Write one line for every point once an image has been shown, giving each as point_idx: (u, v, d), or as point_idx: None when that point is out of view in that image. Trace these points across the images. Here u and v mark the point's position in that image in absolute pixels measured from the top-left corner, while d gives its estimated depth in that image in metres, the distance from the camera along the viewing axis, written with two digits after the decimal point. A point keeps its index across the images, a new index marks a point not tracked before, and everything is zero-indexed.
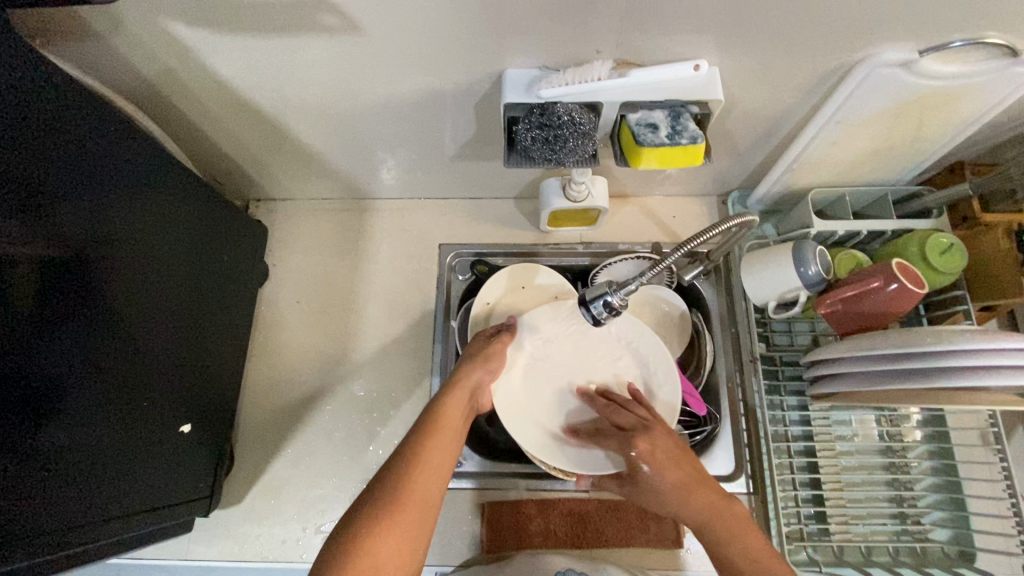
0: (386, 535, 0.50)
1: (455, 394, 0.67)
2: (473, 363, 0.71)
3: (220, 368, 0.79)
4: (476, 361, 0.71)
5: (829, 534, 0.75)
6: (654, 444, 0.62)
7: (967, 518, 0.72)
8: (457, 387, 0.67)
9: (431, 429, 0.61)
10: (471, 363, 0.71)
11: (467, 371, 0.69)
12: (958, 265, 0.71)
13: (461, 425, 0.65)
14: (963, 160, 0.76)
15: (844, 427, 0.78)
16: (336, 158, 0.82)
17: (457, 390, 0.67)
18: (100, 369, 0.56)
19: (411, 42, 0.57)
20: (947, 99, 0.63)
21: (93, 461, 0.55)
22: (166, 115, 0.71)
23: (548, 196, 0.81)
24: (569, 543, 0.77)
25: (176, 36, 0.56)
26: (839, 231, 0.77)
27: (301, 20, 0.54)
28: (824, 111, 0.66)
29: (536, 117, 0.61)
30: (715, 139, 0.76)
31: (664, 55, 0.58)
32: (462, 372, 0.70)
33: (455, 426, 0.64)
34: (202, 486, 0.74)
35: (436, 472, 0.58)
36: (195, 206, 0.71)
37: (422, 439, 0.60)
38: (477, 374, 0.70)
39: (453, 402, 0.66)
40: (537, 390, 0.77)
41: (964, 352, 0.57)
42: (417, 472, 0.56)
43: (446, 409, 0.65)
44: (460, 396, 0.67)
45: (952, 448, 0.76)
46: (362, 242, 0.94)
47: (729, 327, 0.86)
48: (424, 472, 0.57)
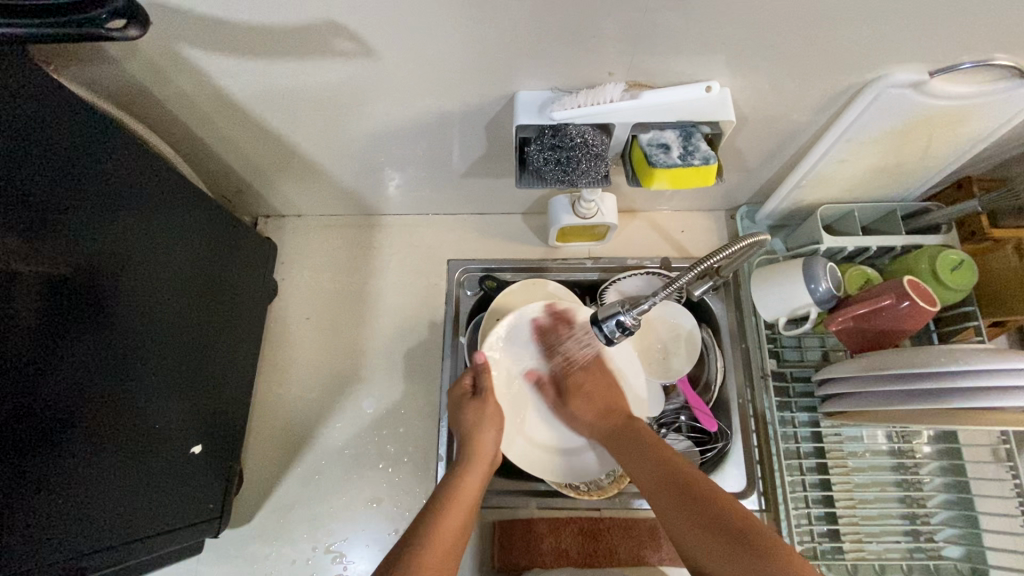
0: None
1: (471, 471, 0.66)
2: (488, 430, 0.70)
3: (230, 388, 0.78)
4: (482, 422, 0.70)
5: (842, 552, 0.74)
6: (587, 379, 0.76)
7: (981, 535, 0.72)
8: (474, 463, 0.67)
9: (444, 508, 0.60)
10: (479, 426, 0.70)
11: (481, 440, 0.69)
12: (968, 281, 0.71)
13: (472, 503, 0.63)
14: (970, 175, 0.76)
15: (855, 443, 0.78)
16: (345, 176, 0.83)
17: (473, 467, 0.66)
18: (109, 391, 0.56)
19: (424, 65, 0.58)
20: (956, 119, 0.63)
21: (102, 485, 0.55)
22: (178, 136, 0.71)
23: (557, 213, 0.81)
24: (580, 563, 0.77)
25: (190, 61, 0.57)
26: (849, 247, 0.77)
27: (316, 45, 0.55)
28: (833, 130, 0.66)
29: (548, 138, 0.62)
30: (724, 156, 0.76)
31: (675, 76, 0.59)
32: (475, 442, 0.68)
33: (467, 504, 0.62)
34: (211, 507, 0.74)
35: (447, 558, 0.56)
36: (204, 224, 0.71)
37: (436, 519, 0.59)
38: (490, 446, 0.69)
39: (469, 479, 0.65)
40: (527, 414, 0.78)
41: (975, 371, 0.58)
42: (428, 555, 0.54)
43: (461, 487, 0.64)
44: (476, 475, 0.66)
45: (964, 464, 0.75)
46: (371, 258, 0.94)
47: (739, 343, 0.86)
48: (438, 557, 0.55)
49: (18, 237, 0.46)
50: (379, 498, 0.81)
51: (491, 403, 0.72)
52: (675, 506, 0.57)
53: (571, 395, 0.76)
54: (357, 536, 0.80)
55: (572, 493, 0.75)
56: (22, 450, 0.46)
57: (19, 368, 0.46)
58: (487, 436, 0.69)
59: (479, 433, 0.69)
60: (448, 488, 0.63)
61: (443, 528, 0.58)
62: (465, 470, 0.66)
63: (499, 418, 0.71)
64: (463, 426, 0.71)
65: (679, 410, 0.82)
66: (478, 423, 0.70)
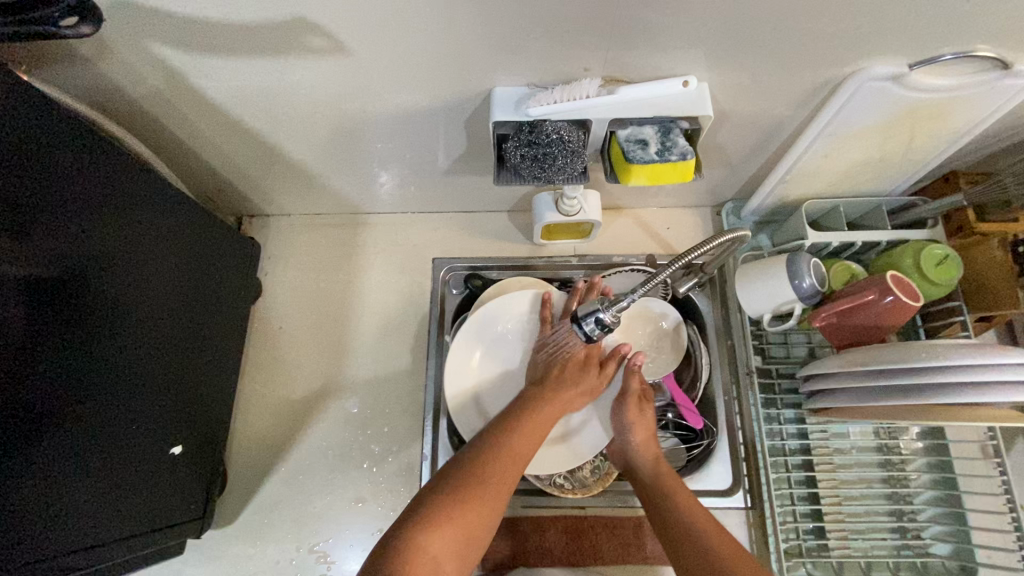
0: (438, 535, 0.54)
1: (555, 401, 0.71)
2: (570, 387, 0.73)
3: (214, 388, 0.79)
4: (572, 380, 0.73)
5: (828, 550, 0.74)
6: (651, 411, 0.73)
7: (968, 531, 0.71)
8: (559, 394, 0.72)
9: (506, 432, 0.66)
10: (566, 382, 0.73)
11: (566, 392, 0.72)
12: (953, 276, 0.70)
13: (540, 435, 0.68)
14: (956, 169, 0.76)
15: (842, 440, 0.78)
16: (329, 174, 0.82)
17: (555, 401, 0.71)
18: (93, 393, 0.56)
19: (399, 62, 0.57)
20: (939, 111, 0.63)
21: (87, 483, 0.55)
22: (155, 135, 0.71)
23: (540, 211, 0.80)
24: (565, 561, 0.77)
25: (163, 59, 0.56)
26: (835, 242, 0.77)
27: (288, 42, 0.54)
28: (816, 124, 0.66)
29: (525, 135, 0.61)
30: (707, 152, 0.76)
31: (652, 71, 0.58)
32: (568, 385, 0.73)
33: (536, 434, 0.67)
34: (194, 508, 0.74)
35: (513, 464, 0.62)
36: (184, 223, 0.71)
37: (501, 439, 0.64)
38: (579, 395, 0.73)
39: (547, 410, 0.70)
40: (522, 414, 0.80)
41: (958, 366, 0.57)
42: (495, 466, 0.61)
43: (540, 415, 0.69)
44: (556, 406, 0.70)
45: (952, 460, 0.75)
46: (355, 256, 0.94)
47: (725, 339, 0.85)
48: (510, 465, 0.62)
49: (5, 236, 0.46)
50: (364, 498, 0.81)
51: (592, 372, 0.75)
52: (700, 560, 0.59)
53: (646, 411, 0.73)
54: (342, 536, 0.79)
55: (557, 491, 0.76)
56: (10, 448, 0.46)
57: (7, 367, 0.46)
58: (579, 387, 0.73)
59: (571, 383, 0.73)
60: (525, 417, 0.68)
61: (516, 445, 0.64)
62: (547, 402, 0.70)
63: (590, 382, 0.74)
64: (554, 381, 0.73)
65: (665, 406, 0.81)
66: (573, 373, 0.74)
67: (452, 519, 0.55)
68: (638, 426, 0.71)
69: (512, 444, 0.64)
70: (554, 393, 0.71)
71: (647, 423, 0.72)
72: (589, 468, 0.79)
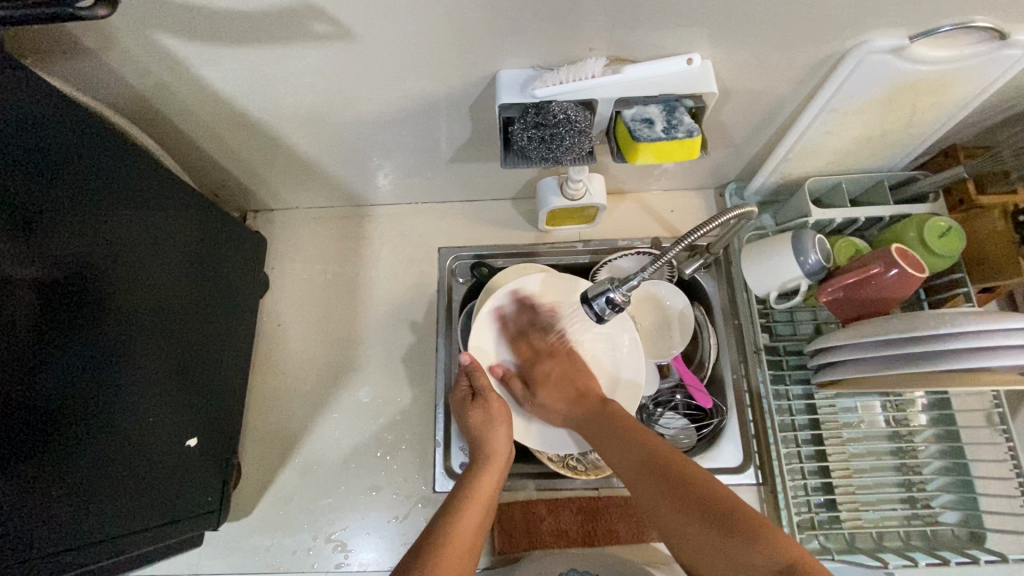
0: None
1: (486, 471, 0.65)
2: (496, 427, 0.69)
3: (225, 384, 0.78)
4: (493, 419, 0.70)
5: (840, 522, 0.74)
6: (556, 366, 0.78)
7: (977, 499, 0.72)
8: (489, 463, 0.66)
9: (459, 506, 0.60)
10: (484, 426, 0.70)
11: (493, 436, 0.69)
12: (957, 248, 0.71)
13: (489, 501, 0.63)
14: (956, 144, 0.77)
15: (850, 414, 0.79)
16: (332, 165, 0.82)
17: (489, 469, 0.66)
18: (102, 391, 0.56)
19: (404, 48, 0.57)
20: (939, 84, 0.63)
21: (102, 478, 0.55)
22: (160, 127, 0.71)
23: (546, 196, 0.81)
24: (578, 542, 0.77)
25: (167, 48, 0.56)
26: (838, 219, 0.77)
27: (291, 28, 0.54)
28: (819, 99, 0.66)
29: (531, 117, 0.61)
30: (710, 132, 0.76)
31: (657, 50, 0.58)
32: (491, 441, 0.68)
33: (485, 502, 0.62)
34: (210, 500, 0.74)
35: (471, 541, 0.57)
36: (190, 218, 0.71)
37: (454, 516, 0.59)
38: (504, 442, 0.69)
39: (483, 482, 0.64)
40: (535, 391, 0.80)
41: (965, 333, 0.58)
42: (450, 544, 0.55)
43: (476, 491, 0.62)
44: (491, 475, 0.65)
45: (959, 430, 0.76)
46: (361, 248, 0.94)
47: (732, 319, 0.86)
48: (456, 559, 0.54)
49: (6, 235, 0.46)
50: (379, 486, 0.82)
51: (496, 400, 0.71)
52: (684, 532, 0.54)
53: (540, 384, 0.77)
54: (358, 525, 0.80)
55: (570, 472, 0.78)
56: (15, 450, 0.45)
57: (13, 368, 0.46)
58: (499, 433, 0.69)
59: (491, 431, 0.69)
60: (470, 481, 0.64)
61: (466, 523, 0.58)
62: (479, 471, 0.65)
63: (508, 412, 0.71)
64: (471, 430, 0.70)
65: (674, 388, 0.85)
66: (492, 417, 0.70)
67: None
68: (550, 390, 0.76)
69: (461, 518, 0.59)
70: (485, 443, 0.68)
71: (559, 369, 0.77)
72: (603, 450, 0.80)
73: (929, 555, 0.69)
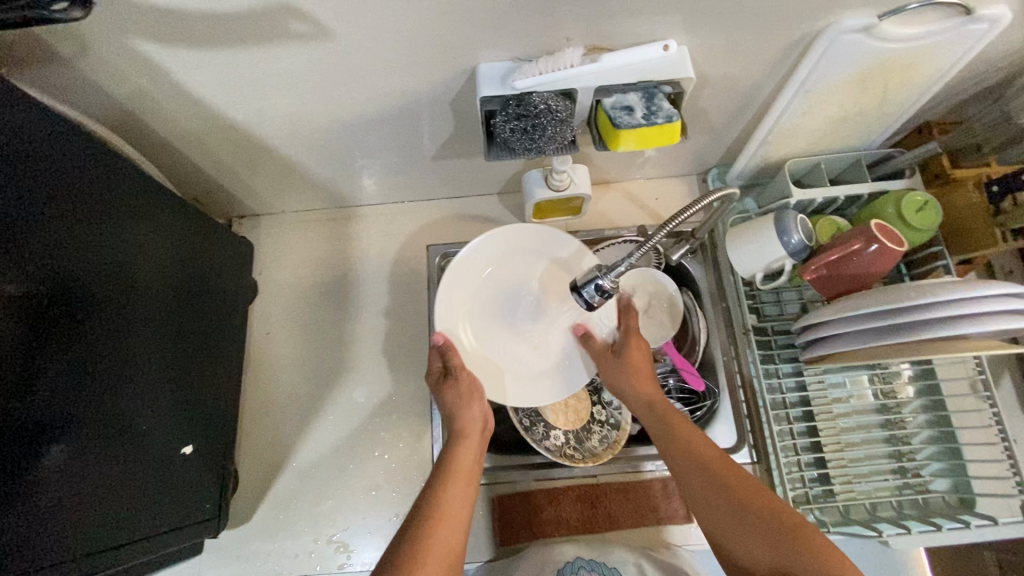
0: None
1: (464, 446, 0.65)
2: (472, 403, 0.69)
3: (217, 391, 0.78)
4: (464, 397, 0.70)
5: (833, 495, 0.76)
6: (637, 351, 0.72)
7: (965, 465, 0.74)
8: (464, 439, 0.66)
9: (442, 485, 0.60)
10: (459, 404, 0.69)
11: (466, 412, 0.69)
12: (933, 222, 0.72)
13: (472, 475, 0.63)
14: (929, 121, 0.79)
15: (839, 389, 0.80)
16: (317, 168, 0.82)
17: (465, 443, 0.66)
18: (93, 400, 0.55)
19: (384, 45, 0.58)
20: (911, 60, 0.64)
21: (97, 488, 0.55)
22: (139, 134, 0.70)
23: (531, 188, 0.81)
24: (579, 529, 0.79)
25: (144, 54, 0.55)
26: (818, 199, 0.79)
27: (269, 28, 0.54)
28: (794, 81, 0.67)
29: (512, 109, 0.62)
30: (690, 118, 0.77)
31: (633, 37, 0.59)
32: (466, 417, 0.68)
33: (467, 475, 0.62)
34: (209, 507, 0.74)
35: (458, 519, 0.58)
36: (174, 224, 0.70)
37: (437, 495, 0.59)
38: (478, 416, 0.68)
39: (462, 457, 0.64)
40: (517, 350, 0.79)
41: (941, 303, 0.60)
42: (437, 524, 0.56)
43: (457, 466, 0.63)
44: (469, 449, 0.65)
45: (944, 400, 0.78)
46: (349, 249, 0.94)
47: (720, 303, 0.88)
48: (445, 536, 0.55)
49: None
50: (378, 485, 0.82)
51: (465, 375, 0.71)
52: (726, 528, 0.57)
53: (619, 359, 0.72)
54: (359, 525, 0.80)
55: (569, 463, 0.78)
56: (10, 463, 0.45)
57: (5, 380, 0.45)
58: (472, 410, 0.69)
59: (466, 408, 0.69)
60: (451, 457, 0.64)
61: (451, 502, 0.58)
62: (456, 448, 0.65)
63: (479, 387, 0.71)
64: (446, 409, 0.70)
65: (667, 372, 0.84)
66: (464, 394, 0.70)
67: None
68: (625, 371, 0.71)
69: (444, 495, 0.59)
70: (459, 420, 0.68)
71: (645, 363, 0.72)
72: (598, 438, 0.81)
73: (920, 523, 0.70)
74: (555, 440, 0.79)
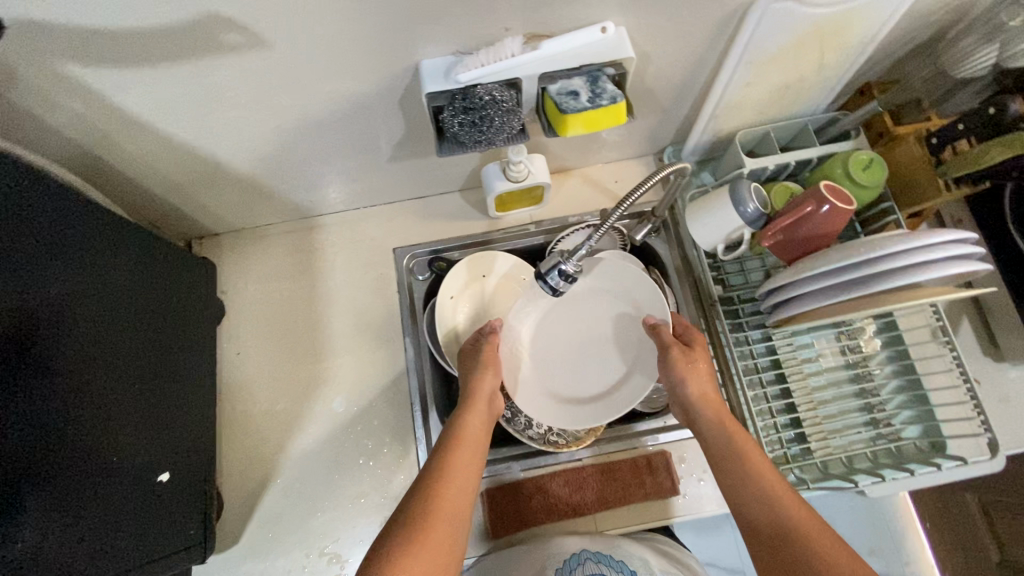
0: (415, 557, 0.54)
1: (472, 410, 0.70)
2: (485, 369, 0.74)
3: (189, 416, 0.76)
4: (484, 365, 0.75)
5: (811, 453, 0.78)
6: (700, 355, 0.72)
7: (932, 410, 0.76)
8: (474, 403, 0.70)
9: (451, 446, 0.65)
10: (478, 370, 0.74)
11: (479, 380, 0.73)
12: (879, 177, 0.75)
13: (480, 438, 0.68)
14: (870, 82, 0.82)
15: (808, 349, 0.83)
16: (272, 180, 0.81)
17: (472, 409, 0.70)
18: (62, 437, 0.54)
19: (322, 49, 0.57)
20: (842, 23, 0.66)
21: (74, 525, 0.53)
22: (82, 162, 0.68)
23: (490, 181, 0.81)
24: (570, 514, 0.79)
25: (74, 78, 0.54)
26: (770, 166, 0.81)
27: (200, 42, 0.53)
28: (734, 52, 0.68)
29: (459, 103, 0.62)
30: (638, 98, 0.78)
31: (570, 22, 0.59)
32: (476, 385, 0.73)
33: (476, 439, 0.67)
34: (193, 533, 0.72)
35: (467, 474, 0.63)
36: (129, 249, 0.68)
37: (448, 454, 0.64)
38: (489, 387, 0.73)
39: (469, 420, 0.69)
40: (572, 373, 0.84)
41: (894, 252, 0.63)
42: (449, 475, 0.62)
43: (465, 431, 0.67)
44: (476, 416, 0.69)
45: (908, 349, 0.80)
46: (315, 260, 0.93)
47: (687, 276, 0.90)
48: (454, 493, 0.60)
49: None
50: (365, 493, 0.81)
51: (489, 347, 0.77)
52: (746, 497, 0.61)
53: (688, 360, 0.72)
54: (350, 534, 0.79)
55: (554, 447, 0.81)
56: None
57: None
58: (485, 379, 0.73)
59: (478, 377, 0.73)
60: (463, 420, 0.68)
61: (461, 459, 0.64)
62: (463, 413, 0.69)
63: (497, 362, 0.76)
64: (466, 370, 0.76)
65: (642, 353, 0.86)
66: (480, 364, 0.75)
67: (416, 543, 0.55)
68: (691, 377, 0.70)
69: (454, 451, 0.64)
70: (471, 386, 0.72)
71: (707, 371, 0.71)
72: None
73: (895, 469, 0.73)
74: (538, 427, 0.85)
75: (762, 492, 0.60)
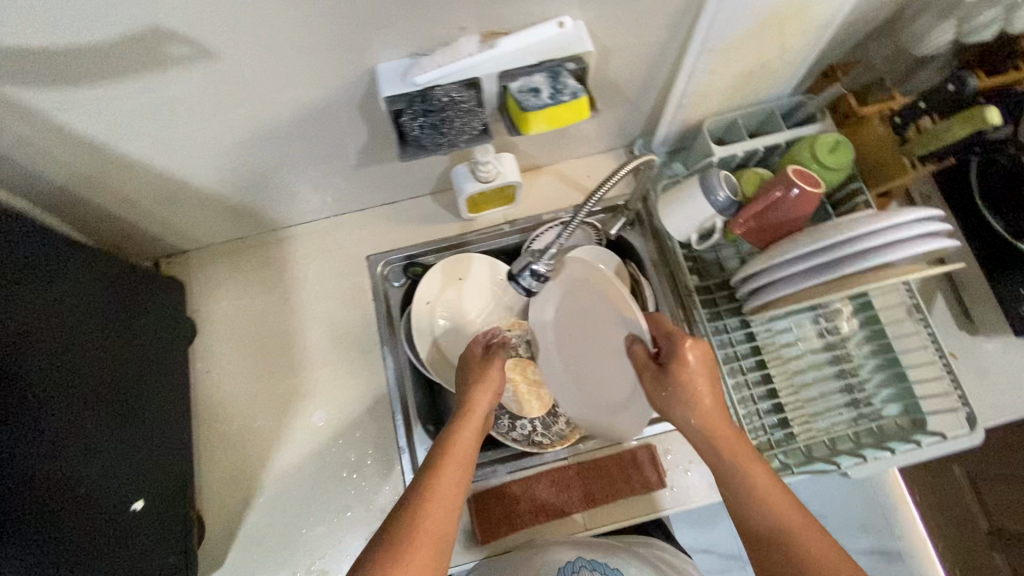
0: None
1: (464, 424, 0.68)
2: (483, 388, 0.74)
3: (163, 441, 0.74)
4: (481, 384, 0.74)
5: (794, 438, 0.78)
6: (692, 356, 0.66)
7: (911, 388, 0.76)
8: (467, 419, 0.69)
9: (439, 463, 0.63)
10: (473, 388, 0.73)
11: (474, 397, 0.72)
12: (846, 159, 0.75)
13: (469, 456, 0.65)
14: (833, 64, 0.81)
15: (786, 334, 0.83)
16: (235, 193, 0.79)
17: (464, 426, 0.68)
18: (30, 472, 0.52)
19: (273, 57, 0.56)
20: (801, 6, 0.65)
21: (48, 562, 0.52)
22: (33, 186, 0.66)
23: (459, 183, 0.80)
24: (558, 514, 0.78)
25: (13, 99, 0.52)
26: (739, 153, 0.81)
27: (144, 56, 0.51)
28: (695, 41, 0.68)
29: (419, 105, 0.61)
30: (603, 91, 0.78)
31: (526, 18, 0.59)
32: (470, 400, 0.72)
33: (466, 454, 0.65)
34: (174, 561, 0.70)
35: (453, 494, 0.61)
36: (88, 274, 0.66)
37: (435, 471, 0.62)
38: (483, 404, 0.71)
39: (461, 437, 0.67)
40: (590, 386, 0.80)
41: (868, 233, 0.63)
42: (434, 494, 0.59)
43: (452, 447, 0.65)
44: (469, 432, 0.68)
45: (884, 328, 0.81)
46: (287, 272, 0.91)
47: (663, 268, 0.89)
48: (437, 513, 0.58)
49: None
50: (350, 506, 0.80)
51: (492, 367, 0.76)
52: (745, 504, 0.59)
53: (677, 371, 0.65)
54: (338, 548, 0.78)
55: (538, 447, 0.82)
56: None
57: None
58: (479, 395, 0.72)
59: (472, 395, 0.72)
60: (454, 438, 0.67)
61: (445, 480, 0.61)
62: (456, 428, 0.68)
63: (495, 378, 0.75)
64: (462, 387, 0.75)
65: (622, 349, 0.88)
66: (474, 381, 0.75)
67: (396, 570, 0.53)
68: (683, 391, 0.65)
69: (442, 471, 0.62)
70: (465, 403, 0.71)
71: (700, 380, 0.65)
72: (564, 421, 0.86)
73: (878, 449, 0.72)
74: (522, 429, 0.85)
75: (762, 500, 0.58)
